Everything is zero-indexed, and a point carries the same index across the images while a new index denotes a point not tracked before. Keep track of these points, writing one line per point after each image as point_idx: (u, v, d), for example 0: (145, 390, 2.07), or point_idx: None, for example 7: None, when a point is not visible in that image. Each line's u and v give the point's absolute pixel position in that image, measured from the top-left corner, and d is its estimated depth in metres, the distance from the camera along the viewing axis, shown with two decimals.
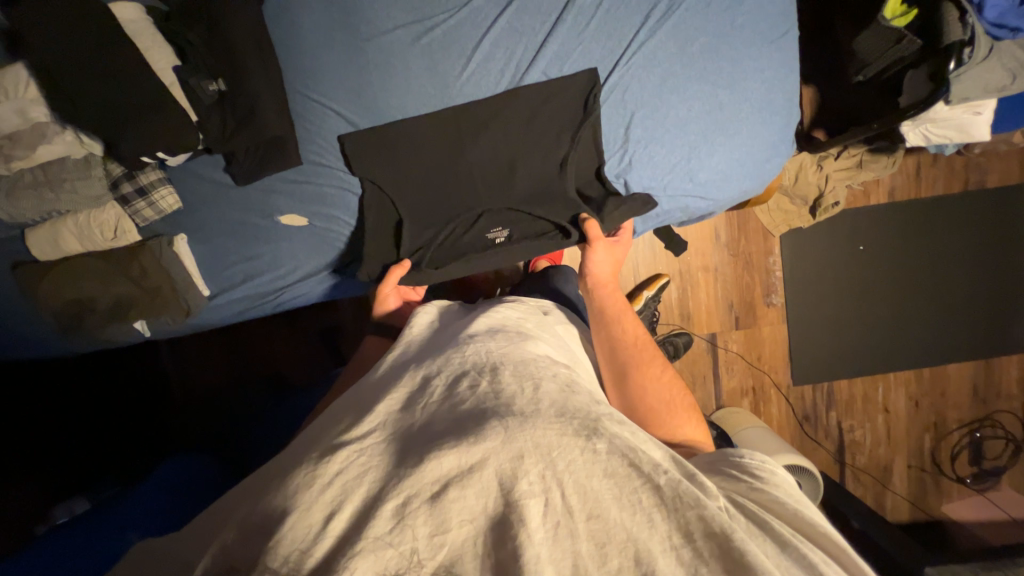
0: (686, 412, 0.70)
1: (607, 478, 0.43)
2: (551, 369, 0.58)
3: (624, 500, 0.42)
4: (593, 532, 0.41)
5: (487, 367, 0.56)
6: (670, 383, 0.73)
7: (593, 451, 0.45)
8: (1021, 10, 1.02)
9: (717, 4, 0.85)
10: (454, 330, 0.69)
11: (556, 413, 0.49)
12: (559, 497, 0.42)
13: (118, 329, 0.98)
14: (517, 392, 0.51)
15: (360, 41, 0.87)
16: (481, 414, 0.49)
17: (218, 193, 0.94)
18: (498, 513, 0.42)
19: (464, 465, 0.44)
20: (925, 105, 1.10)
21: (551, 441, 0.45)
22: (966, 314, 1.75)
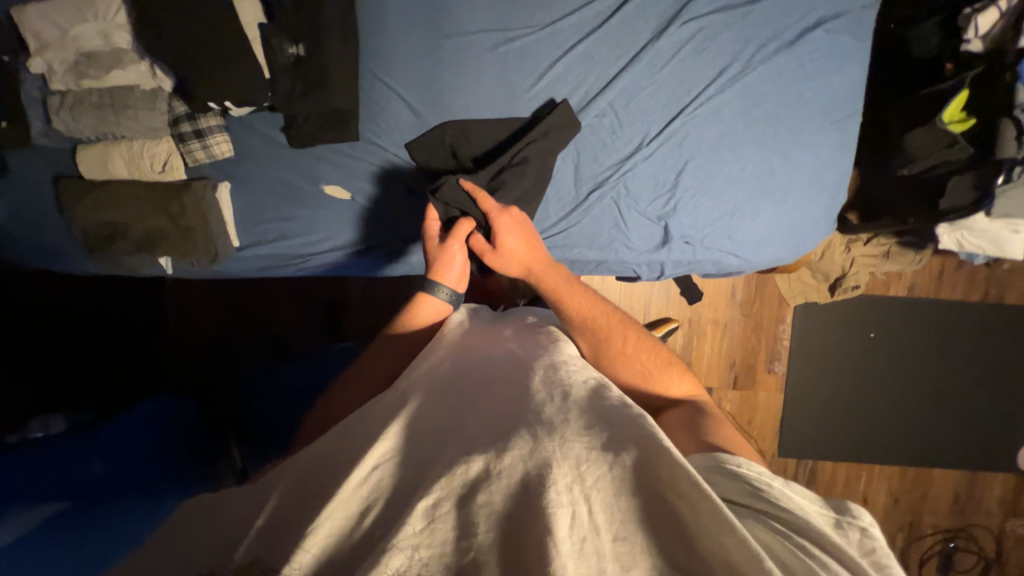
0: (662, 368, 0.77)
1: (634, 496, 0.44)
2: (581, 374, 0.63)
3: (651, 526, 0.42)
4: (619, 554, 0.40)
5: (521, 382, 0.60)
6: (637, 351, 0.77)
7: (620, 467, 0.46)
8: None
9: (790, 76, 0.87)
10: (492, 338, 0.75)
11: (584, 426, 0.51)
12: (585, 513, 0.42)
13: (144, 260, 0.99)
14: (546, 399, 0.55)
15: (443, 36, 0.90)
16: (513, 424, 0.51)
17: (272, 150, 0.96)
18: (526, 523, 0.41)
19: (500, 472, 0.45)
20: (969, 211, 1.15)
21: (585, 454, 0.46)
22: (964, 421, 1.74)
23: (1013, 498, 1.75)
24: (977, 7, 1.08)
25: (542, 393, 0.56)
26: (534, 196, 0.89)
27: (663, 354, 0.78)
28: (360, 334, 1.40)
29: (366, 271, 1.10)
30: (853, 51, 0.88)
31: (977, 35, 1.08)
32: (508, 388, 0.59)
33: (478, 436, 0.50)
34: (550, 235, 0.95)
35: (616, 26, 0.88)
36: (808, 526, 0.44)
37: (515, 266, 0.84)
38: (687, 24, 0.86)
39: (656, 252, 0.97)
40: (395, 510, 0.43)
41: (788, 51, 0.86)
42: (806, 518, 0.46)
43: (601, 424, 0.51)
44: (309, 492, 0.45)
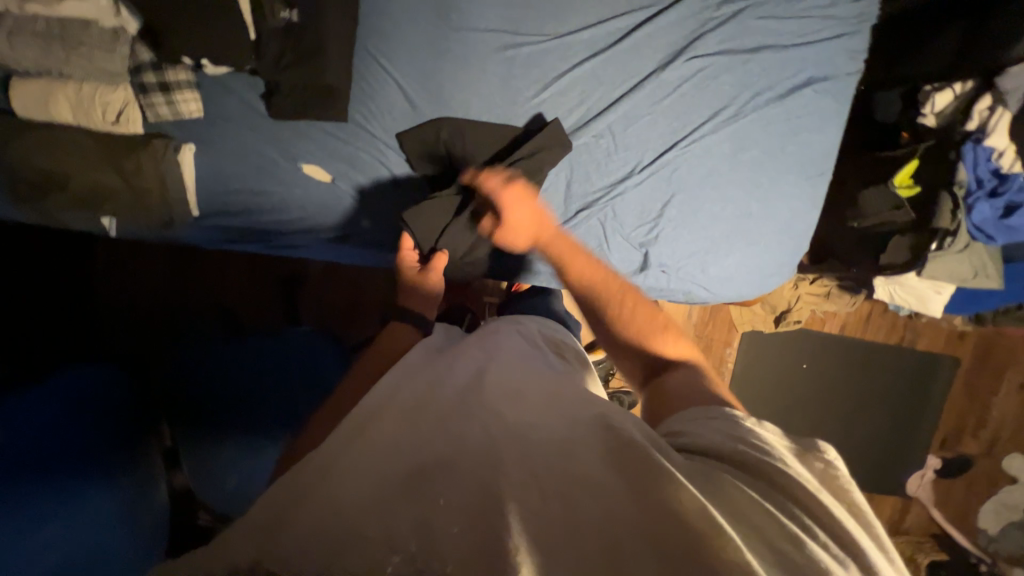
0: (655, 330, 0.74)
1: (587, 468, 0.43)
2: (538, 369, 0.62)
3: (603, 496, 0.40)
4: (573, 524, 0.38)
5: (478, 383, 0.58)
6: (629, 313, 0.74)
7: (571, 450, 0.45)
8: (999, 224, 1.17)
9: (777, 128, 0.92)
10: (455, 346, 0.73)
11: (538, 423, 0.50)
12: (539, 497, 0.40)
13: (83, 217, 0.88)
14: (504, 402, 0.54)
15: (450, 28, 0.86)
16: (463, 433, 0.49)
17: (248, 117, 0.88)
18: (479, 511, 0.38)
19: (457, 476, 0.42)
20: (901, 269, 1.27)
21: (534, 447, 0.46)
22: (869, 450, 1.94)
23: (899, 519, 1.97)
24: (936, 86, 1.17)
25: (497, 398, 0.55)
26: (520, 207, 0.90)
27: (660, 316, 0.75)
28: (318, 318, 1.34)
29: (354, 261, 1.04)
30: (836, 112, 0.93)
31: (932, 111, 1.19)
32: (463, 391, 0.57)
33: (446, 440, 0.47)
34: (535, 249, 0.96)
35: (625, 49, 0.88)
36: (772, 462, 0.45)
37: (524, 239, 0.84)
38: (691, 60, 0.88)
39: (632, 277, 0.99)
40: None
41: (778, 103, 0.91)
42: (776, 451, 0.46)
43: (552, 417, 0.51)
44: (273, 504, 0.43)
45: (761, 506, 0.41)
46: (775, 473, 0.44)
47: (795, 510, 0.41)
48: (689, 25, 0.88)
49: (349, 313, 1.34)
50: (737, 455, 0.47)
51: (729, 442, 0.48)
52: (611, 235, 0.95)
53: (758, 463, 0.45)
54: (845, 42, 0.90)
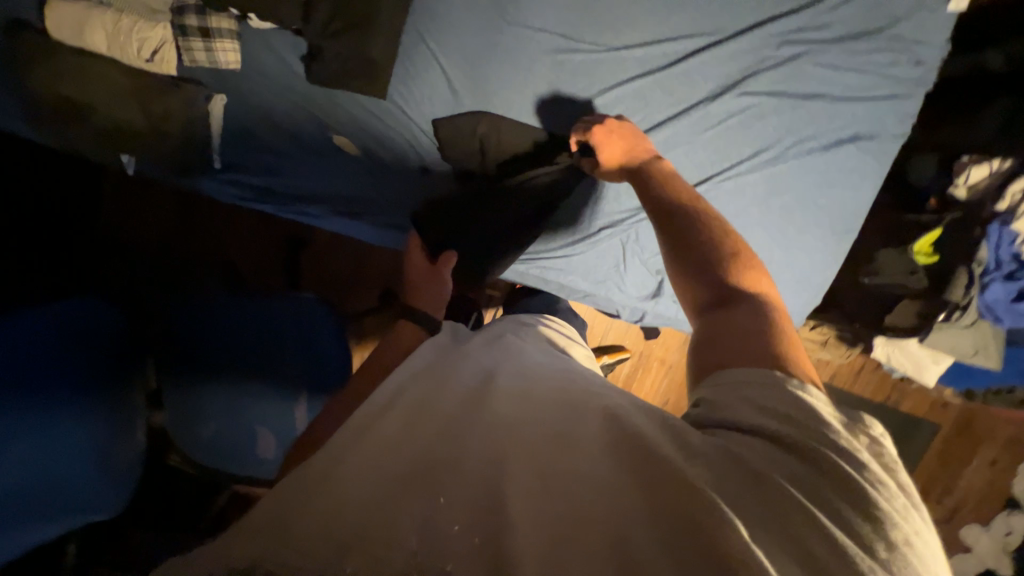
0: (729, 267, 0.66)
1: (595, 468, 0.42)
2: (549, 367, 0.61)
3: (611, 496, 0.40)
4: (581, 528, 0.37)
5: (484, 382, 0.57)
6: (701, 252, 0.67)
7: (576, 448, 0.45)
8: (1011, 307, 1.16)
9: (814, 178, 0.91)
10: (468, 344, 0.71)
11: (544, 419, 0.49)
12: (545, 500, 0.40)
13: (102, 149, 0.86)
14: (510, 399, 0.53)
15: (504, 22, 0.85)
16: (469, 429, 0.49)
17: (285, 76, 0.86)
18: (479, 517, 0.38)
19: (458, 478, 0.43)
20: (906, 334, 1.28)
21: (543, 442, 0.46)
22: None
23: None
24: (973, 158, 1.17)
25: (503, 395, 0.54)
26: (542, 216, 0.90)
27: (741, 255, 0.67)
28: (317, 285, 1.31)
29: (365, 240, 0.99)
30: (876, 172, 0.92)
31: (966, 183, 1.18)
32: (466, 391, 0.56)
33: (448, 440, 0.47)
34: (552, 258, 0.95)
35: (676, 73, 0.87)
36: (807, 441, 0.43)
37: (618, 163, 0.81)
38: (741, 96, 0.87)
39: (644, 301, 0.99)
40: None
41: (820, 153, 0.90)
42: (817, 426, 0.44)
43: (558, 412, 0.50)
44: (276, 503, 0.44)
45: (789, 490, 0.39)
46: (809, 449, 0.43)
47: (831, 499, 0.39)
48: (745, 60, 0.87)
49: (350, 285, 1.32)
50: (782, 416, 0.45)
51: (777, 407, 0.46)
52: (628, 257, 0.96)
53: (797, 440, 0.43)
54: (897, 104, 0.89)
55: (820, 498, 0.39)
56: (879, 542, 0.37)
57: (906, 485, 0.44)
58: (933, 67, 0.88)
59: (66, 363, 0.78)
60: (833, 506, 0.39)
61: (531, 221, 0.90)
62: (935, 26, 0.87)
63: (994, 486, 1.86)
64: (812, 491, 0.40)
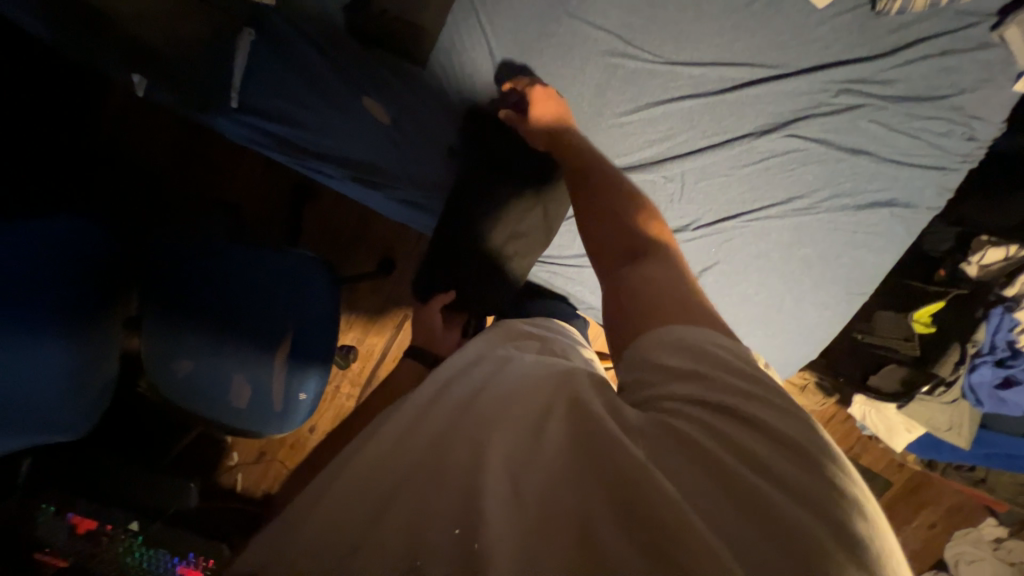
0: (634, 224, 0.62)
1: (560, 459, 0.41)
2: (527, 351, 0.59)
3: (577, 491, 0.38)
4: (553, 531, 0.36)
5: (459, 370, 0.55)
6: (614, 207, 0.64)
7: (540, 435, 0.42)
8: (989, 392, 1.19)
9: (839, 236, 0.90)
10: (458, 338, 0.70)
11: (507, 402, 0.46)
12: (511, 500, 0.38)
13: (113, 63, 0.80)
14: (481, 384, 0.51)
15: (563, 12, 0.80)
16: (440, 417, 0.48)
17: (322, 24, 0.81)
18: (452, 515, 0.38)
19: (436, 474, 0.41)
20: (886, 398, 1.31)
21: (506, 425, 0.44)
22: None
23: None
24: (994, 239, 1.18)
25: (475, 384, 0.51)
26: (546, 230, 0.89)
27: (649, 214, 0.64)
28: (315, 243, 1.26)
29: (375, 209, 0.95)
30: (901, 241, 0.91)
31: (978, 261, 1.19)
32: (441, 381, 0.54)
33: (422, 436, 0.46)
34: (564, 266, 0.94)
35: (729, 101, 0.83)
36: (759, 419, 0.40)
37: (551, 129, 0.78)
38: (788, 137, 0.84)
39: None
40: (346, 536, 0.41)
41: (853, 212, 0.88)
42: (762, 399, 0.41)
43: (522, 394, 0.47)
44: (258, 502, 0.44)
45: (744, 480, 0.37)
46: (754, 425, 0.40)
47: (786, 481, 0.37)
48: (800, 101, 0.84)
49: (348, 246, 1.28)
50: (718, 380, 0.42)
51: (711, 368, 0.43)
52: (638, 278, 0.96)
53: (749, 415, 0.40)
54: (939, 177, 0.87)
55: (786, 483, 0.37)
56: (845, 524, 0.35)
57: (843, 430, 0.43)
58: (984, 145, 0.86)
59: (51, 283, 0.74)
60: (798, 485, 0.36)
61: (535, 233, 0.89)
62: (996, 104, 0.85)
63: (927, 549, 1.94)
64: (779, 482, 0.37)
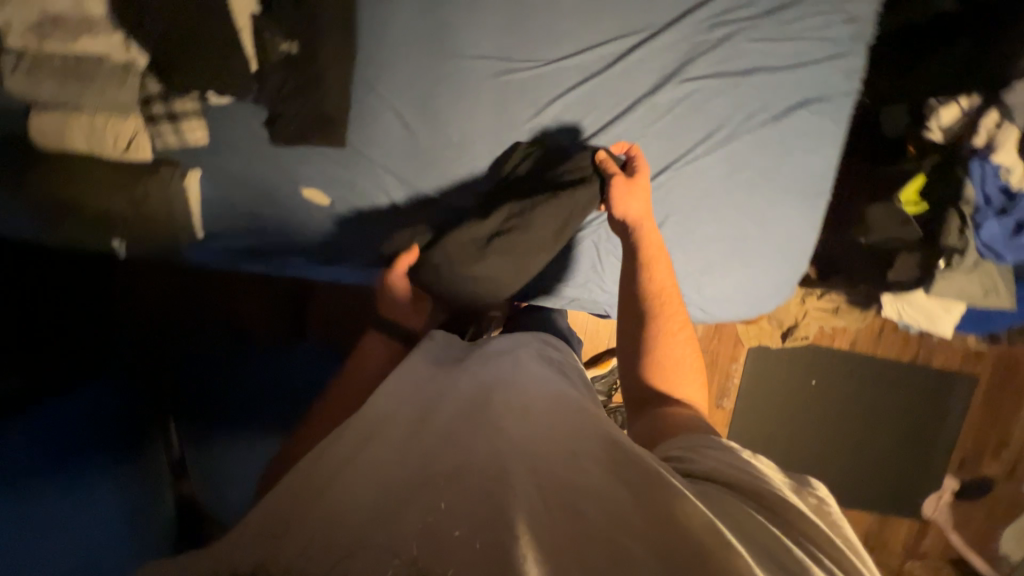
0: (672, 369, 0.80)
1: (589, 482, 0.47)
2: (545, 384, 0.65)
3: (606, 501, 0.45)
4: (583, 530, 0.41)
5: (482, 395, 0.61)
6: (656, 348, 0.81)
7: (574, 462, 0.49)
8: (1010, 241, 1.12)
9: (773, 149, 0.92)
10: (460, 359, 0.77)
11: (541, 434, 0.54)
12: (546, 505, 0.44)
13: (96, 239, 0.93)
14: (507, 411, 0.57)
15: (445, 57, 0.89)
16: (483, 412, 0.57)
17: (250, 142, 0.92)
18: (483, 512, 0.42)
19: (473, 449, 0.50)
20: (909, 288, 1.25)
21: (544, 431, 0.54)
22: (878, 468, 1.91)
23: (914, 541, 1.97)
24: (942, 98, 1.13)
25: (501, 408, 0.58)
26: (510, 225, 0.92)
27: (684, 361, 0.81)
28: None
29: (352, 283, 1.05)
30: (835, 133, 0.92)
31: (938, 126, 1.15)
32: (463, 404, 0.60)
33: (463, 426, 0.55)
34: (565, 280, 1.03)
35: (617, 73, 0.90)
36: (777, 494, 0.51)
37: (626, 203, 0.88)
38: (683, 83, 0.90)
39: None
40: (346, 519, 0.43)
41: (774, 125, 0.91)
42: (778, 488, 0.52)
43: (557, 431, 0.55)
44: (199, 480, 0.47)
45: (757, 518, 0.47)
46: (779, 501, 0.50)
47: (797, 536, 0.46)
48: (680, 48, 0.89)
49: None
50: (742, 470, 0.55)
51: (736, 463, 0.56)
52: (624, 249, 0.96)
53: (769, 491, 0.51)
54: (841, 62, 0.90)
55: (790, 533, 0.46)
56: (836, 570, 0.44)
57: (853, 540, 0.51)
58: (869, 22, 0.89)
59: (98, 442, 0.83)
60: (800, 542, 0.46)
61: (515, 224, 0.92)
62: None
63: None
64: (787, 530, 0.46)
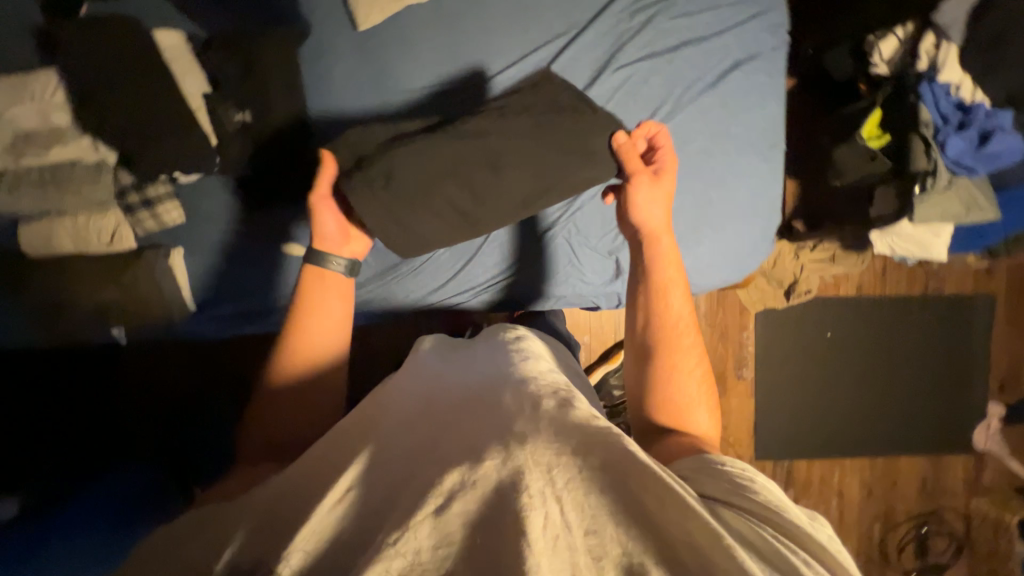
0: (682, 402, 0.73)
1: (601, 493, 0.49)
2: (551, 387, 0.67)
3: (618, 515, 0.47)
4: (590, 545, 0.45)
5: (490, 399, 0.64)
6: (670, 377, 0.74)
7: (587, 469, 0.51)
8: (977, 154, 1.14)
9: (716, 115, 0.96)
10: (459, 362, 0.81)
11: (554, 433, 0.55)
12: (557, 512, 0.46)
13: (97, 331, 0.97)
14: (517, 412, 0.59)
15: (389, 95, 0.94)
16: (498, 412, 0.61)
17: (223, 213, 0.96)
18: (495, 521, 0.46)
19: (489, 448, 0.53)
20: (893, 219, 1.24)
21: (556, 426, 0.57)
22: (918, 409, 1.86)
23: (973, 478, 1.89)
24: (878, 34, 1.16)
25: (509, 408, 0.61)
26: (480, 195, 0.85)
27: (693, 393, 0.74)
28: None
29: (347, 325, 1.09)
30: (769, 87, 0.97)
31: (881, 60, 1.17)
32: (472, 410, 0.63)
33: (479, 427, 0.58)
34: (549, 283, 1.05)
35: (553, 76, 0.94)
36: (784, 517, 0.50)
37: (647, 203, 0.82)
38: (617, 71, 0.94)
39: (611, 284, 1.08)
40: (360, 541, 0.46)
41: (711, 92, 0.95)
42: (784, 513, 0.51)
43: (569, 433, 0.56)
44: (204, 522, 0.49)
45: (766, 539, 0.46)
46: (790, 526, 0.49)
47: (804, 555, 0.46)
48: (607, 40, 0.94)
49: None
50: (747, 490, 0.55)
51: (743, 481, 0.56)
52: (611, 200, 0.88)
53: (776, 514, 0.51)
54: (761, 22, 0.96)
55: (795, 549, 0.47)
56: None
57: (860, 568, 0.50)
58: None
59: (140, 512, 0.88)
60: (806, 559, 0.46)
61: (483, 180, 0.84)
62: None
63: None
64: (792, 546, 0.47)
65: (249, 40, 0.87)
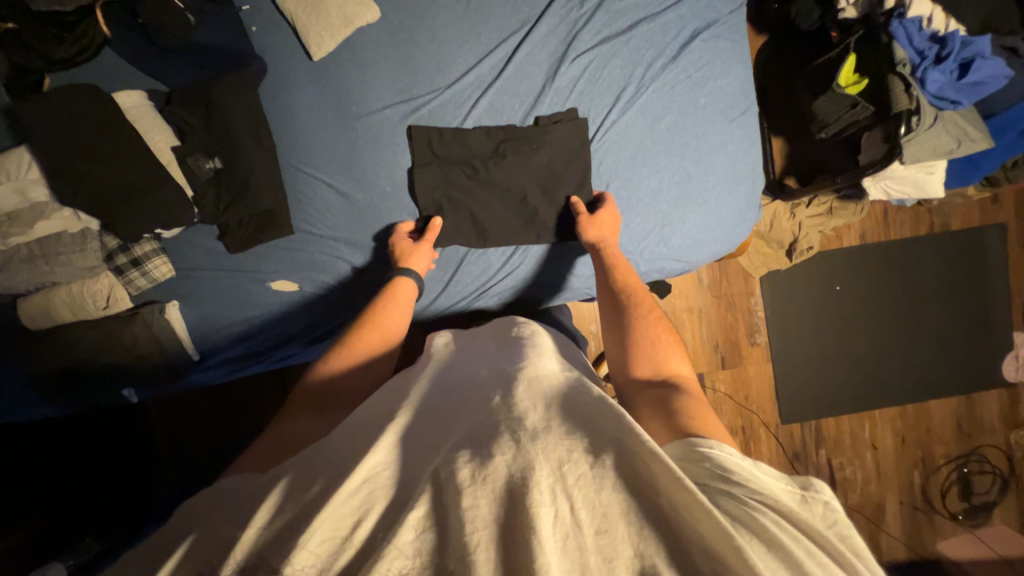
0: (654, 353, 0.78)
1: (613, 492, 0.49)
2: (564, 384, 0.67)
3: (631, 516, 0.48)
4: (601, 546, 0.46)
5: (505, 392, 0.64)
6: (639, 333, 0.81)
7: (602, 468, 0.51)
8: (959, 85, 1.11)
9: (682, 87, 0.94)
10: (472, 356, 0.82)
11: (567, 431, 0.55)
12: (568, 511, 0.47)
13: (107, 394, 0.99)
14: (530, 407, 0.60)
15: (353, 119, 0.94)
16: (513, 403, 0.61)
17: (211, 259, 0.97)
18: (504, 516, 0.47)
19: (500, 444, 0.53)
20: (883, 164, 1.16)
21: (570, 421, 0.57)
22: (941, 350, 1.82)
23: (1010, 412, 1.84)
24: None
25: (524, 397, 0.61)
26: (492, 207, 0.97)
27: (666, 345, 0.80)
28: None
29: None
30: (732, 53, 0.96)
31: (848, 4, 1.14)
32: (485, 400, 0.64)
33: (494, 418, 0.59)
34: (542, 284, 1.05)
35: (511, 75, 0.94)
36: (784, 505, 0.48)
37: (594, 234, 0.92)
38: (575, 61, 0.93)
39: None
40: (378, 540, 0.47)
41: (674, 66, 0.93)
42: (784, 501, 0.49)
43: (583, 428, 0.56)
44: (217, 540, 0.50)
45: (770, 532, 0.45)
46: (792, 513, 0.48)
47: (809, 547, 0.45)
48: (562, 30, 0.93)
49: None
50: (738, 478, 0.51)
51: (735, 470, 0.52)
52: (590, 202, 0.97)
53: (779, 505, 0.48)
54: None
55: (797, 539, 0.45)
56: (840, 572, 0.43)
57: (859, 544, 0.49)
58: None
59: None
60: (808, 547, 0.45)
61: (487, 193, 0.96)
62: None
63: None
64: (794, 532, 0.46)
65: (208, 89, 0.88)
